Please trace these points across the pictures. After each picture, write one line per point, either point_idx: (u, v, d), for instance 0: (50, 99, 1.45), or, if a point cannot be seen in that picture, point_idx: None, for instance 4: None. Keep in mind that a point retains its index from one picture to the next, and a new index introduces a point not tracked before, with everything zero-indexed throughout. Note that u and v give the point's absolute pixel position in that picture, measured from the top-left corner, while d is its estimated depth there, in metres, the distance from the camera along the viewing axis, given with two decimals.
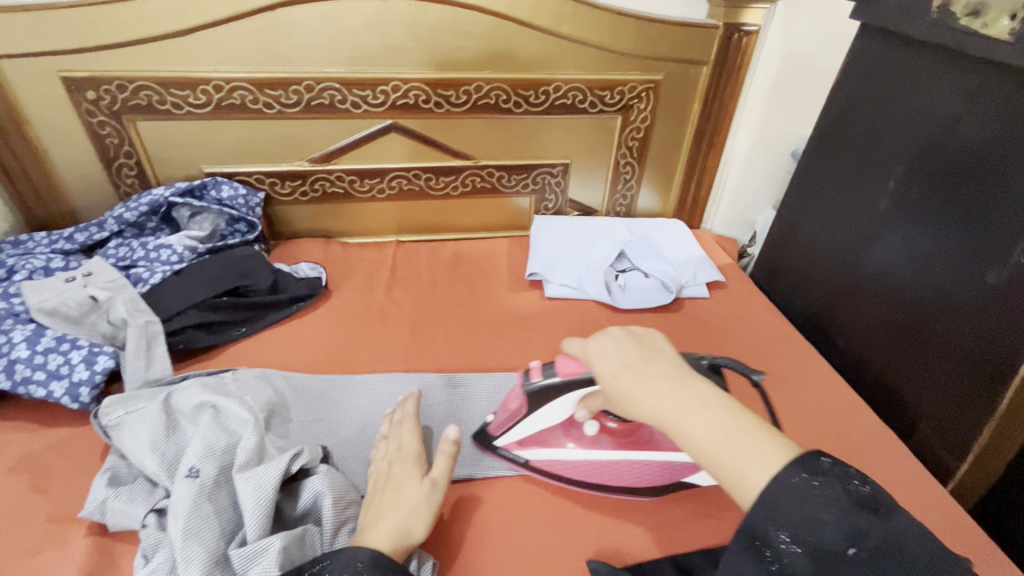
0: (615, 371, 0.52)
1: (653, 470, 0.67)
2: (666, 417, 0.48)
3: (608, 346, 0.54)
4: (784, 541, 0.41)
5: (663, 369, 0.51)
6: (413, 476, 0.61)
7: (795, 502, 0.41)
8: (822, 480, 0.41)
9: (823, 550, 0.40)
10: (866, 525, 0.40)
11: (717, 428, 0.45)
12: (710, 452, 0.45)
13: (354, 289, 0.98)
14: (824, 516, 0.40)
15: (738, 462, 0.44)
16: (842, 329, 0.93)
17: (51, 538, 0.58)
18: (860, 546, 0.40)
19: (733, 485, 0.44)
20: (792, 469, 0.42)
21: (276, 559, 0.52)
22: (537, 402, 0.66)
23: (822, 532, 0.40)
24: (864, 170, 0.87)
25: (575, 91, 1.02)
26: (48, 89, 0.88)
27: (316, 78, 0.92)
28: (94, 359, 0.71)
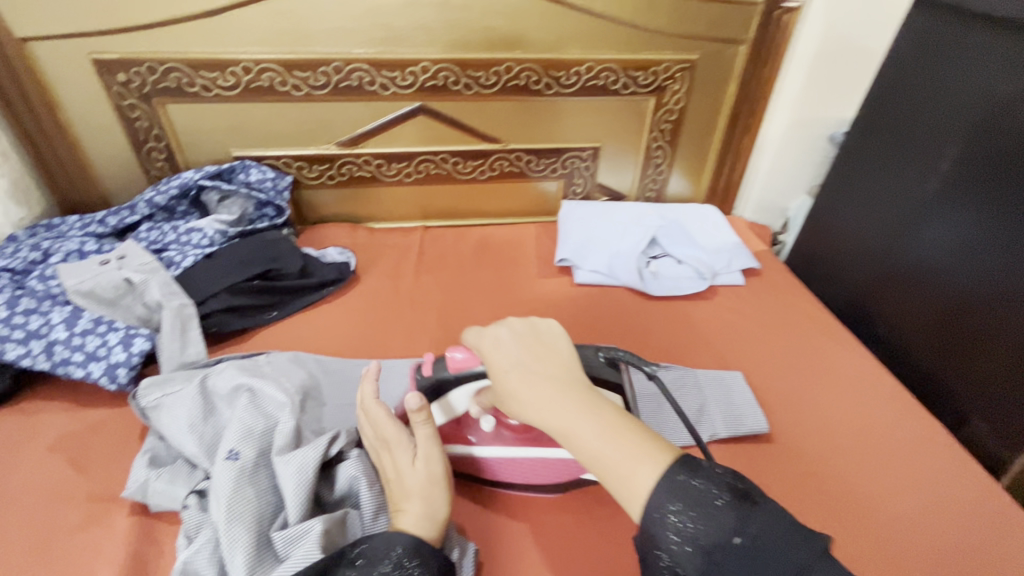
0: (505, 368, 0.50)
1: (552, 467, 0.64)
2: (556, 420, 0.47)
3: (503, 338, 0.52)
4: (676, 542, 0.42)
5: (551, 368, 0.50)
6: (404, 455, 0.56)
7: (683, 504, 0.42)
8: (703, 480, 0.43)
9: (710, 544, 0.41)
10: (748, 515, 0.42)
11: (604, 430, 0.46)
12: (597, 455, 0.46)
13: (382, 274, 0.97)
14: (711, 513, 0.42)
15: (625, 465, 0.45)
16: (886, 317, 0.90)
17: (94, 517, 0.59)
18: (744, 536, 0.41)
19: (619, 487, 0.45)
20: (671, 471, 0.44)
21: (317, 542, 0.51)
22: (430, 400, 0.61)
23: (707, 530, 0.41)
24: (911, 153, 0.84)
25: (608, 72, 0.99)
26: (80, 72, 0.87)
27: (345, 59, 0.91)
28: (131, 341, 0.71)
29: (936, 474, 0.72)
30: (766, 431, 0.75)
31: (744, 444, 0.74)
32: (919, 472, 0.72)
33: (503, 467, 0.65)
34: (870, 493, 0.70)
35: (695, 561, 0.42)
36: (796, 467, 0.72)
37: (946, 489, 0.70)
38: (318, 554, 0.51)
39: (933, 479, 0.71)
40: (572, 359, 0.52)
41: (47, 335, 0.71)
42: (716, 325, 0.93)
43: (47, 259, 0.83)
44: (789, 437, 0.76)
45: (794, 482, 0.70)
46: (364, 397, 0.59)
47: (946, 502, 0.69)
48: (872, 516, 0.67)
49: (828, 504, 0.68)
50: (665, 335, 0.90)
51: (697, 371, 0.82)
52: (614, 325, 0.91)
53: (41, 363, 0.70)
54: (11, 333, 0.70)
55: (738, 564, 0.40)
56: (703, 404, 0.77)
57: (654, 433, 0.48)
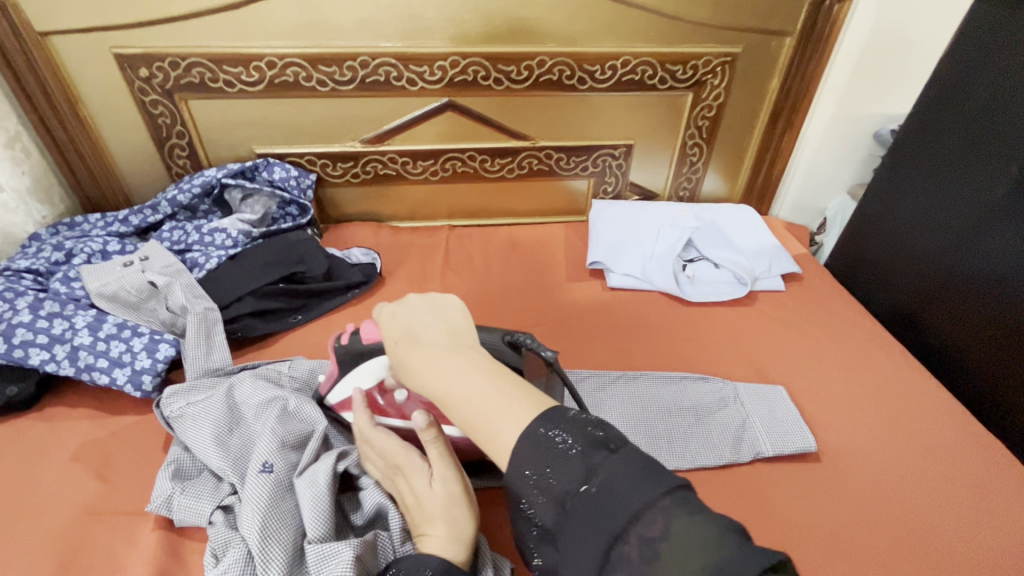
0: (394, 339, 0.46)
1: None
2: (435, 386, 0.42)
3: (398, 310, 0.48)
4: (533, 494, 0.38)
5: (440, 334, 0.45)
6: (421, 480, 0.51)
7: (541, 458, 0.38)
8: (559, 429, 0.39)
9: (562, 495, 0.37)
10: (599, 462, 0.37)
11: (483, 396, 0.41)
12: (472, 422, 0.40)
13: (408, 276, 0.94)
14: (560, 461, 0.38)
15: (495, 424, 0.40)
16: (940, 328, 0.86)
17: (118, 531, 0.57)
18: (591, 483, 0.36)
19: (492, 449, 0.40)
20: (537, 426, 0.39)
21: (351, 566, 0.49)
22: (345, 368, 0.61)
23: (557, 479, 0.37)
24: (977, 155, 0.78)
25: (645, 66, 0.94)
26: (103, 67, 0.85)
27: (372, 53, 0.87)
28: (156, 347, 0.69)
29: (1002, 500, 0.67)
30: (814, 449, 0.71)
31: (791, 461, 0.70)
32: (984, 498, 0.67)
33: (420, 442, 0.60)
34: (932, 519, 0.65)
35: (550, 512, 0.38)
36: (849, 489, 0.68)
37: (1013, 516, 0.66)
38: None
39: (999, 505, 0.67)
40: (465, 328, 0.47)
41: (71, 339, 0.69)
42: (756, 332, 0.89)
43: (69, 260, 0.81)
44: (839, 455, 0.72)
45: (849, 505, 0.66)
46: (362, 426, 0.55)
47: (1014, 531, 0.64)
48: (933, 544, 0.63)
49: (886, 530, 0.64)
50: (703, 343, 0.86)
51: (738, 384, 0.78)
52: (649, 333, 0.87)
53: (65, 369, 0.68)
54: (35, 338, 0.68)
55: (586, 514, 0.36)
56: (746, 419, 0.73)
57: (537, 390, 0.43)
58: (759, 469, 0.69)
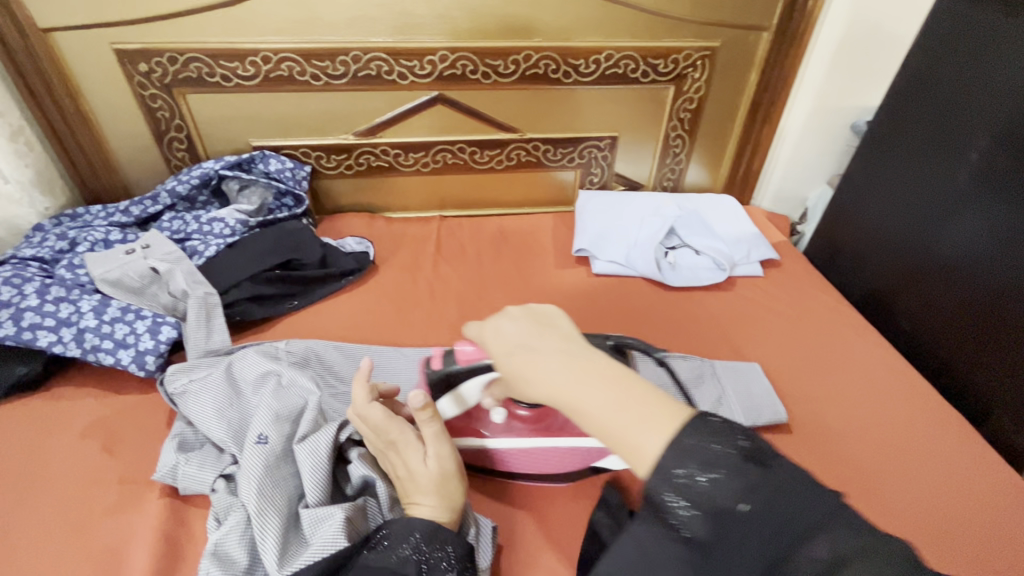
0: (507, 351, 0.48)
1: (569, 456, 0.65)
2: (560, 394, 0.43)
3: (503, 325, 0.49)
4: (683, 507, 0.35)
5: (557, 343, 0.47)
6: (414, 454, 0.54)
7: (692, 467, 0.36)
8: (711, 438, 0.37)
9: (713, 508, 0.35)
10: (758, 478, 0.35)
11: (617, 403, 0.41)
12: (611, 432, 0.41)
13: (400, 264, 0.98)
14: (718, 473, 0.35)
15: (629, 430, 0.40)
16: (909, 310, 0.89)
17: (124, 500, 0.61)
18: (752, 501, 0.35)
19: (627, 457, 0.40)
20: (681, 434, 0.38)
21: (341, 527, 0.52)
22: (440, 390, 0.62)
23: (713, 490, 0.35)
24: (942, 144, 0.82)
25: (627, 60, 0.98)
26: (104, 63, 0.88)
27: (364, 48, 0.90)
28: (158, 329, 0.73)
29: (962, 469, 0.71)
30: (785, 421, 0.75)
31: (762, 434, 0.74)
32: (946, 467, 0.71)
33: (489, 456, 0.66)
34: (895, 487, 0.69)
35: (703, 526, 0.35)
36: (817, 459, 0.72)
37: (971, 483, 0.70)
38: (342, 541, 0.51)
39: (959, 473, 0.71)
40: (575, 334, 0.49)
41: (77, 322, 0.72)
42: (734, 315, 0.92)
43: (73, 248, 0.84)
44: (809, 429, 0.76)
45: (818, 475, 0.70)
46: (358, 400, 0.57)
47: (972, 497, 0.68)
48: (894, 508, 0.67)
49: (851, 496, 0.68)
50: (683, 326, 0.90)
51: (715, 362, 0.82)
52: (632, 317, 0.91)
53: (71, 350, 0.71)
54: (42, 321, 0.71)
55: (744, 530, 0.34)
56: (721, 395, 0.77)
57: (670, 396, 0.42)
58: None
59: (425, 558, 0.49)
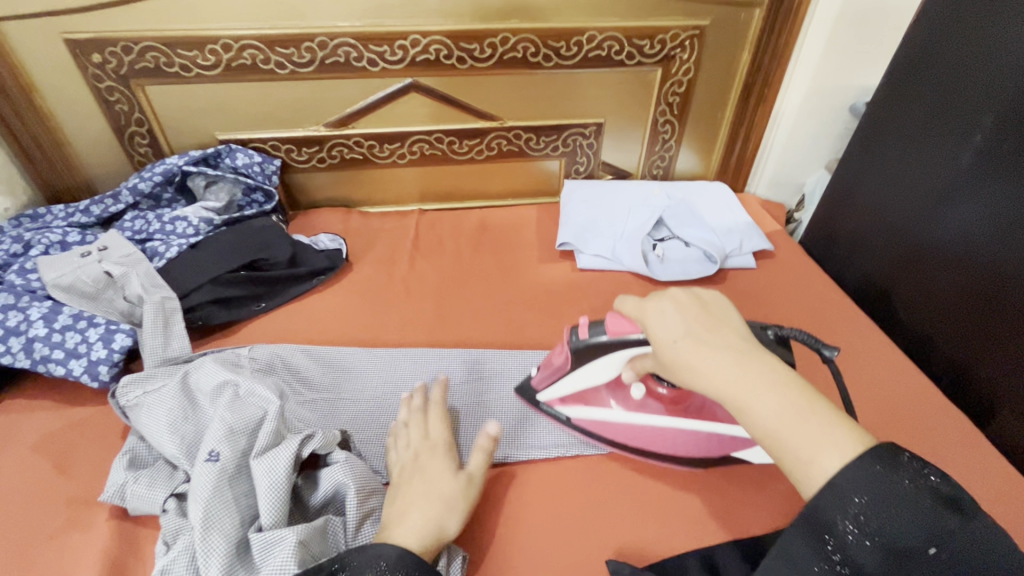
0: (673, 337, 0.48)
1: (700, 440, 0.64)
2: (732, 392, 0.44)
3: (669, 311, 0.49)
4: (858, 533, 0.38)
5: (726, 339, 0.47)
6: (449, 465, 0.58)
7: (873, 500, 0.38)
8: (906, 481, 0.39)
9: (900, 547, 0.38)
10: (951, 527, 0.38)
11: (787, 410, 0.43)
12: (776, 436, 0.42)
13: (376, 261, 0.93)
14: (904, 515, 0.38)
15: (804, 443, 0.41)
16: (908, 300, 0.85)
17: (72, 521, 0.57)
18: (942, 549, 0.37)
19: (796, 467, 0.41)
20: (865, 460, 0.39)
21: (292, 553, 0.48)
22: (584, 359, 0.62)
23: (899, 530, 0.38)
24: (943, 124, 0.77)
25: (611, 41, 0.93)
26: (55, 54, 0.83)
27: (330, 34, 0.85)
28: (112, 337, 0.69)
29: (966, 472, 0.67)
30: None
31: None
32: (948, 469, 0.67)
33: (624, 429, 0.65)
34: None
35: (876, 554, 0.38)
36: None
37: (976, 488, 0.65)
38: (292, 567, 0.48)
39: (961, 476, 0.67)
40: (741, 328, 0.49)
41: (26, 332, 0.68)
42: None
43: (27, 251, 0.80)
44: None
45: None
46: (433, 401, 0.66)
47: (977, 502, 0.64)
48: None
49: None
50: None
51: None
52: None
53: (21, 361, 0.68)
54: None
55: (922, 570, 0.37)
56: None
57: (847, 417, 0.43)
58: None
59: None
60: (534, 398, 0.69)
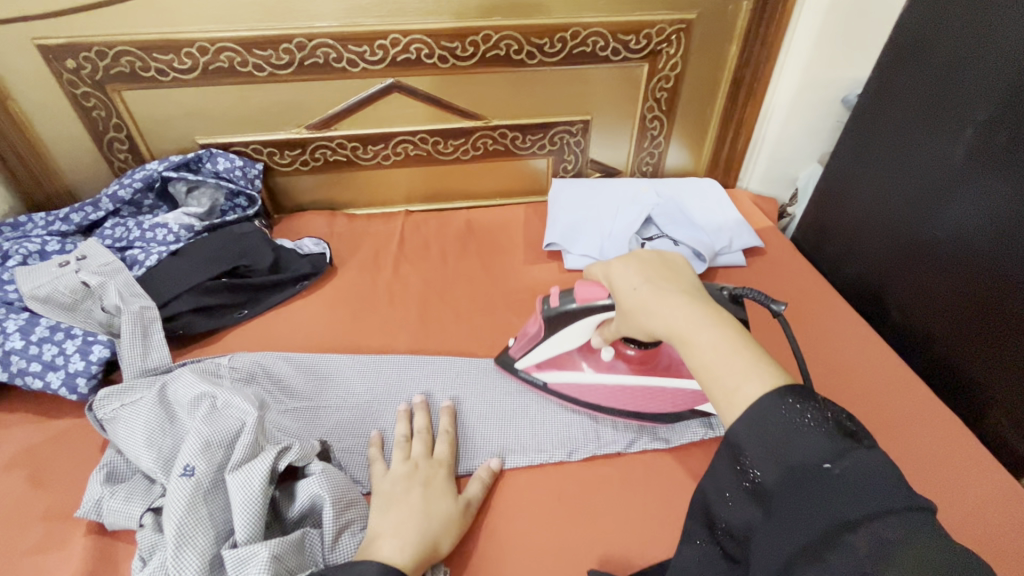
0: (634, 286, 0.50)
1: (667, 398, 0.67)
2: (675, 325, 0.45)
3: (630, 264, 0.52)
4: (759, 454, 0.38)
5: (681, 287, 0.49)
6: (449, 487, 0.59)
7: (772, 420, 0.37)
8: (808, 405, 0.38)
9: (793, 463, 0.36)
10: (847, 450, 0.36)
11: (724, 343, 0.42)
12: (709, 367, 0.42)
13: (361, 265, 0.92)
14: (802, 434, 0.37)
15: (733, 372, 0.41)
16: (900, 297, 0.84)
17: (50, 537, 0.57)
18: (836, 464, 0.35)
19: (723, 396, 0.40)
20: (781, 392, 0.38)
21: (266, 568, 0.48)
22: (555, 327, 0.64)
23: (794, 447, 0.36)
24: (936, 117, 0.75)
25: (596, 37, 0.91)
26: (28, 60, 0.82)
27: (308, 34, 0.84)
28: (89, 349, 0.68)
29: (955, 475, 0.66)
30: None
31: None
32: (937, 472, 0.66)
33: (595, 391, 0.68)
34: None
35: (773, 472, 0.37)
36: None
37: (966, 492, 0.64)
38: None
39: (950, 478, 0.66)
40: (699, 285, 0.50)
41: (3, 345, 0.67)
42: None
43: (5, 262, 0.79)
44: None
45: None
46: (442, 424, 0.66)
47: (968, 504, 0.63)
48: None
49: None
50: None
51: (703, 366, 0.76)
52: None
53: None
54: None
55: (818, 489, 0.35)
56: None
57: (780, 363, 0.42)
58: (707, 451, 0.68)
59: None
60: (512, 365, 0.72)
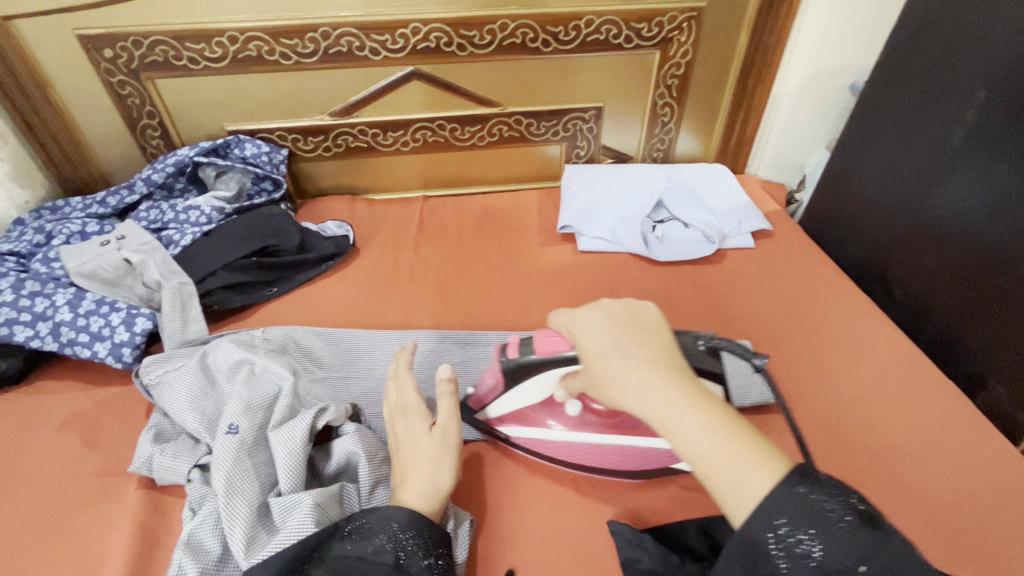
0: (602, 351, 0.48)
1: (636, 454, 0.63)
2: (657, 407, 0.43)
3: (597, 322, 0.50)
4: (787, 560, 0.38)
5: (651, 353, 0.47)
6: (421, 425, 0.57)
7: (797, 517, 0.38)
8: (820, 491, 0.39)
9: (828, 568, 0.37)
10: (874, 544, 0.37)
11: (712, 429, 0.42)
12: (701, 458, 0.41)
13: (382, 246, 0.96)
14: (832, 533, 0.38)
15: (732, 465, 0.41)
16: (903, 276, 0.86)
17: (105, 491, 0.61)
18: (870, 565, 0.36)
19: (727, 492, 0.41)
20: (788, 477, 0.39)
21: (310, 514, 0.52)
22: (515, 380, 0.62)
23: (832, 554, 0.37)
24: (937, 99, 0.78)
25: (609, 25, 0.94)
26: (68, 49, 0.86)
27: (333, 24, 0.87)
28: (133, 320, 0.72)
29: (954, 442, 0.69)
30: (772, 401, 0.72)
31: (752, 415, 0.72)
32: (937, 440, 0.70)
33: (557, 447, 0.65)
34: (878, 462, 0.68)
35: None
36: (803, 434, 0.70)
37: (965, 459, 0.68)
38: (311, 526, 0.51)
39: (947, 447, 0.69)
40: (671, 346, 0.49)
41: (53, 316, 0.72)
42: (724, 289, 0.90)
43: (49, 241, 0.84)
44: (798, 405, 0.74)
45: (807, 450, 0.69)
46: (399, 365, 0.63)
47: (967, 470, 0.67)
48: (884, 481, 0.66)
49: (841, 469, 0.67)
50: (670, 303, 0.88)
51: None
52: (617, 293, 0.89)
53: (49, 344, 0.72)
54: (18, 316, 0.71)
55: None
56: None
57: (765, 438, 0.43)
58: None
59: (402, 546, 0.49)
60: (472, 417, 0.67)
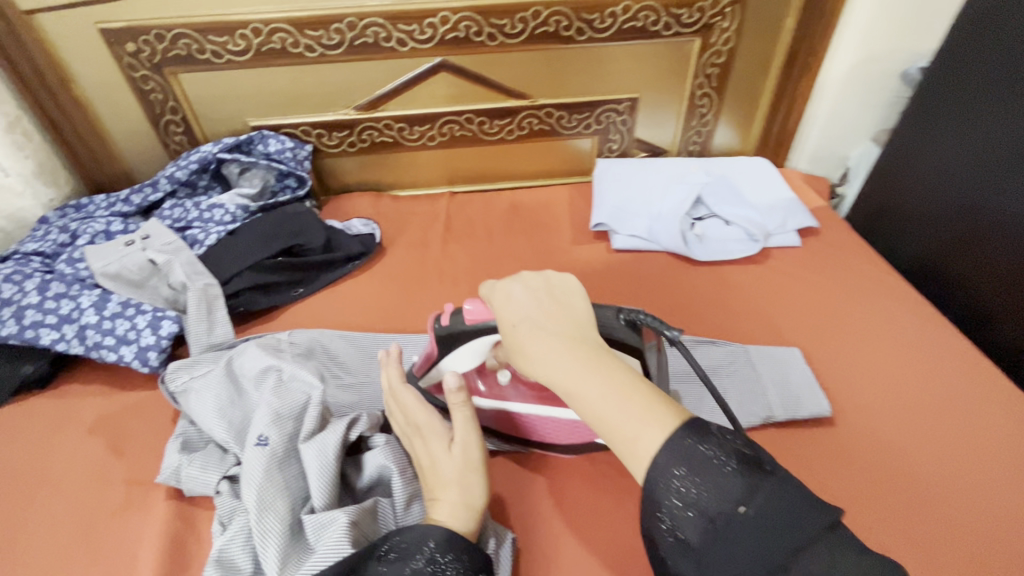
0: (514, 322, 0.48)
1: (564, 427, 0.61)
2: (559, 373, 0.43)
3: (516, 292, 0.50)
4: (680, 512, 0.39)
5: (559, 323, 0.47)
6: (439, 443, 0.53)
7: (686, 468, 0.39)
8: (709, 441, 0.39)
9: (712, 513, 0.38)
10: (755, 484, 0.38)
11: (611, 391, 0.42)
12: (601, 418, 0.41)
13: (409, 244, 0.93)
14: (718, 481, 0.38)
15: (629, 423, 0.41)
16: (966, 276, 0.80)
17: (132, 501, 0.60)
18: (749, 505, 0.37)
19: (626, 451, 0.41)
20: (678, 432, 0.39)
21: (345, 533, 0.49)
22: (445, 349, 0.59)
23: (711, 497, 0.38)
24: (1013, 85, 0.71)
25: (647, 11, 0.89)
26: (90, 44, 0.84)
27: (359, 13, 0.84)
28: (159, 324, 0.70)
29: None
30: (827, 413, 0.68)
31: (806, 426, 0.68)
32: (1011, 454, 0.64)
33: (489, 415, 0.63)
34: (945, 478, 0.63)
35: (697, 530, 0.38)
36: (861, 447, 0.66)
37: None
38: (347, 546, 0.49)
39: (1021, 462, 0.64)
40: (583, 314, 0.48)
41: (79, 319, 0.70)
42: (768, 291, 0.85)
43: (74, 241, 0.82)
44: (854, 416, 0.69)
45: (867, 464, 0.64)
46: (392, 379, 0.58)
47: None
48: (952, 499, 0.61)
49: (904, 486, 0.62)
50: (712, 305, 0.83)
51: (749, 348, 0.75)
52: (655, 294, 0.85)
53: (75, 347, 0.70)
54: (44, 318, 0.70)
55: (743, 536, 0.37)
56: (758, 382, 0.71)
57: (666, 397, 0.43)
58: (769, 432, 0.67)
59: (440, 569, 0.46)
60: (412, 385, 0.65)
